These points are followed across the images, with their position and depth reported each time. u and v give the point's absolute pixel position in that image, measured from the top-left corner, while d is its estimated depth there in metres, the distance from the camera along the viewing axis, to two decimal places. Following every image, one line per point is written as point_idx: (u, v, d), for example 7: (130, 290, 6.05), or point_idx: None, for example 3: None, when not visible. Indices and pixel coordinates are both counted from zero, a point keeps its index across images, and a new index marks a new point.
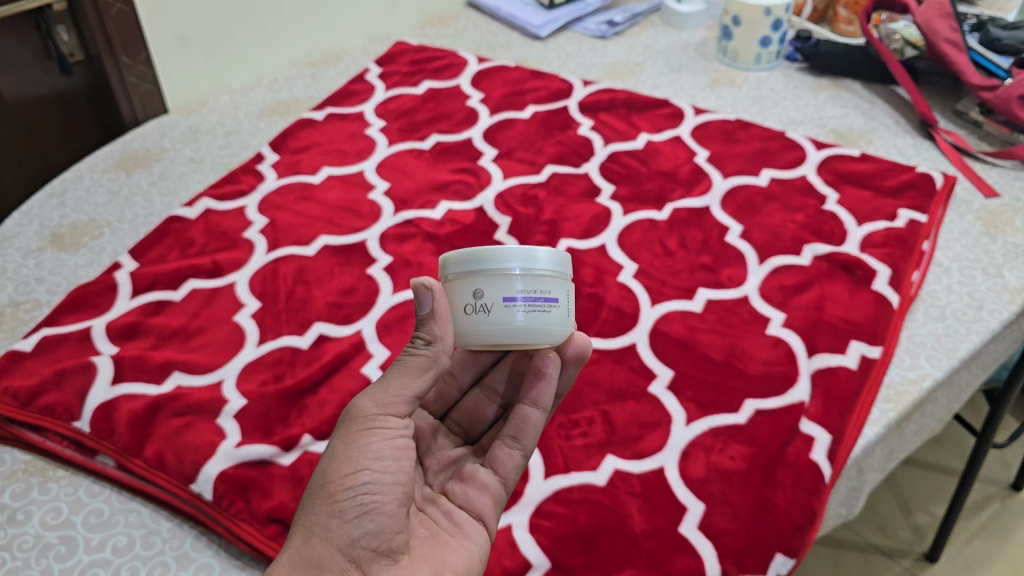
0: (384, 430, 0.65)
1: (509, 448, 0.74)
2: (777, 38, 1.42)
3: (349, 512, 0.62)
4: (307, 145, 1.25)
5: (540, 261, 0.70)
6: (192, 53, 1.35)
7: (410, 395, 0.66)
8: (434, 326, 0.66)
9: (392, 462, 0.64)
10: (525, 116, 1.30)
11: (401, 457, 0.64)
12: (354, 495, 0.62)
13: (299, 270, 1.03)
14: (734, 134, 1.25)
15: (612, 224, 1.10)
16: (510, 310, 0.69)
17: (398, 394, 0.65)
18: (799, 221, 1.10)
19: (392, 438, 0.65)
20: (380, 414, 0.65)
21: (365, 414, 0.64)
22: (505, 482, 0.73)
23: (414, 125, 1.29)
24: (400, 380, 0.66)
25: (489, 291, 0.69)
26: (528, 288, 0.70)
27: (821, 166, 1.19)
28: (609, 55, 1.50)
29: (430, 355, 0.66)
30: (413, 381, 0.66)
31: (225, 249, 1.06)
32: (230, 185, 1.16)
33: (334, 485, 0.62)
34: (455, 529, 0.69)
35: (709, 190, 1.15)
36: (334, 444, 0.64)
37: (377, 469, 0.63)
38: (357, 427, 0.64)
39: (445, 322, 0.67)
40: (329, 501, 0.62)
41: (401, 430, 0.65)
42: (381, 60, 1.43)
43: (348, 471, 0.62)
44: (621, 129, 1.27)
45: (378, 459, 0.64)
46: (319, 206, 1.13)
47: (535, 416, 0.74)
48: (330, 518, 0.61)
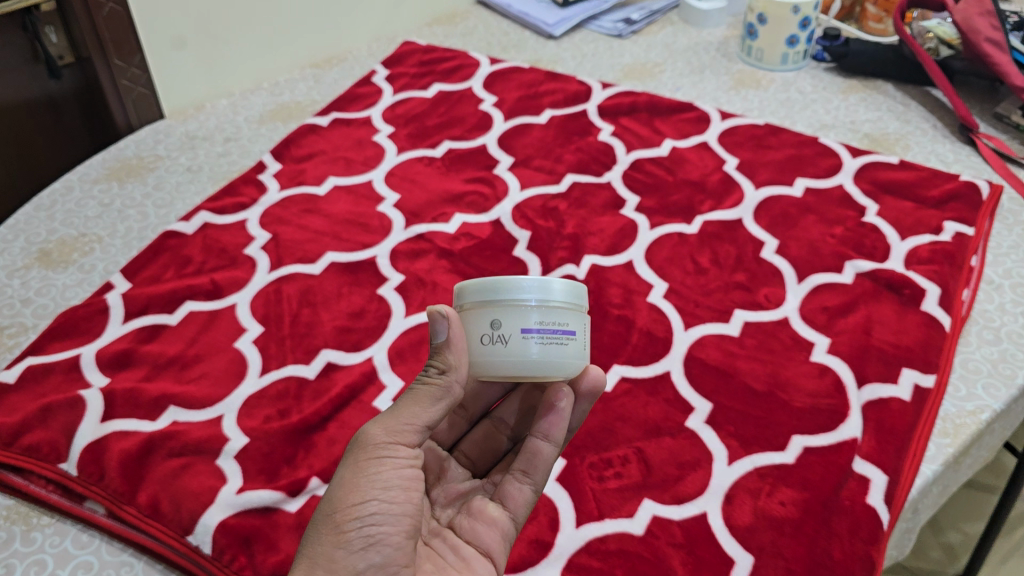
0: (393, 459, 0.59)
1: (520, 483, 0.67)
2: (805, 37, 1.34)
3: (355, 543, 0.56)
4: (311, 153, 1.17)
5: (557, 291, 0.64)
6: (188, 55, 1.28)
7: (422, 424, 0.60)
8: (449, 356, 0.61)
9: (400, 493, 0.58)
10: (541, 121, 1.22)
11: (410, 487, 0.59)
12: (361, 526, 0.56)
13: (305, 290, 0.96)
14: (765, 140, 1.17)
15: (638, 238, 1.02)
16: (528, 343, 0.63)
17: (409, 422, 0.60)
18: (839, 234, 1.03)
19: (401, 467, 0.59)
20: (389, 442, 0.59)
21: (374, 442, 0.59)
22: (516, 518, 0.67)
23: (424, 130, 1.21)
24: (411, 408, 0.60)
25: (505, 321, 0.63)
26: (545, 319, 0.64)
27: (859, 174, 1.11)
28: (627, 55, 1.42)
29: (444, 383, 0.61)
30: (425, 410, 0.60)
31: (226, 269, 0.99)
32: (229, 197, 1.09)
33: (339, 514, 0.57)
34: (462, 565, 0.63)
35: (741, 201, 1.07)
36: (340, 472, 0.59)
37: (385, 499, 0.58)
38: (365, 454, 0.59)
39: (460, 353, 0.62)
40: (334, 532, 0.56)
41: (410, 460, 0.60)
42: (388, 61, 1.36)
43: (354, 500, 0.57)
44: (645, 135, 1.19)
45: (386, 489, 0.58)
46: (325, 220, 1.06)
47: (546, 450, 0.67)
48: (334, 549, 0.56)
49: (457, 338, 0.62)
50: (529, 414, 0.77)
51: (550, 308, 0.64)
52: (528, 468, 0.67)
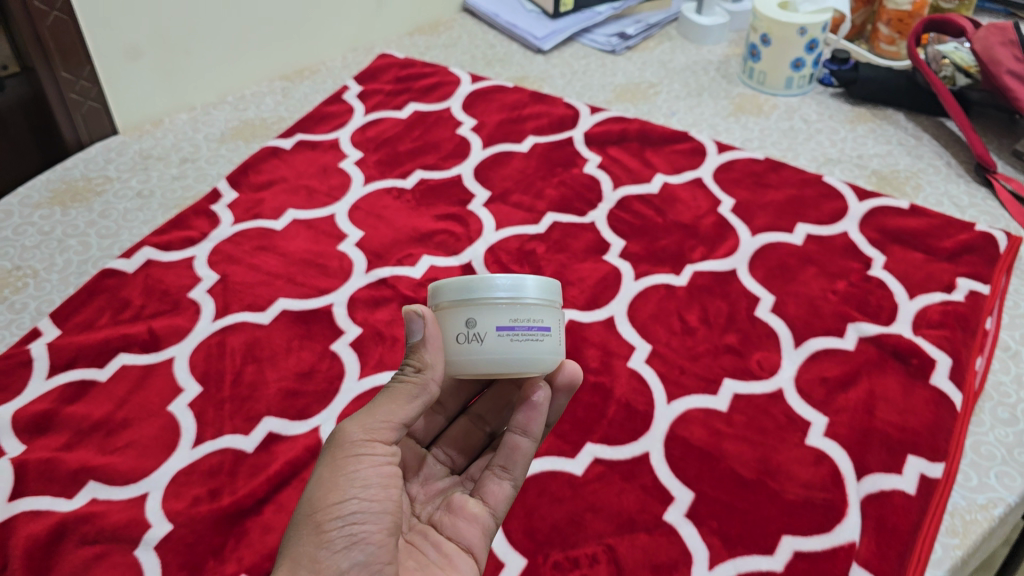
0: (370, 457, 0.58)
1: (498, 479, 0.66)
2: (811, 60, 1.24)
3: (337, 543, 0.55)
4: (271, 181, 1.09)
5: (530, 288, 0.63)
6: (144, 66, 1.18)
7: (398, 421, 0.60)
8: (426, 354, 0.61)
9: (379, 490, 0.58)
10: (523, 149, 1.13)
11: (389, 484, 0.58)
12: (342, 526, 0.56)
13: (250, 343, 0.88)
14: (765, 178, 1.07)
15: (621, 290, 0.93)
16: (504, 340, 0.61)
17: (385, 420, 0.59)
18: (841, 290, 0.93)
19: (379, 466, 0.59)
20: (366, 440, 0.59)
21: (350, 440, 0.58)
22: (495, 515, 0.65)
23: (395, 157, 1.12)
24: (386, 406, 0.60)
25: (480, 318, 0.62)
26: (519, 316, 0.62)
27: (865, 220, 1.02)
28: (620, 74, 1.32)
29: (420, 380, 0.61)
30: (401, 408, 0.60)
31: (167, 315, 0.91)
32: (178, 231, 1.01)
33: (319, 514, 0.56)
34: (445, 561, 0.62)
35: (736, 248, 0.98)
36: (318, 472, 0.58)
37: (364, 498, 0.57)
38: (342, 453, 0.58)
39: (437, 350, 0.62)
40: (315, 533, 0.56)
41: (387, 457, 0.59)
42: (362, 75, 1.26)
43: (335, 500, 0.56)
44: (634, 168, 1.10)
45: (366, 487, 0.57)
46: (280, 260, 0.97)
47: (525, 444, 0.67)
48: (316, 550, 0.55)
49: (434, 336, 0.62)
50: (507, 410, 0.76)
51: (523, 305, 0.63)
52: (507, 464, 0.66)
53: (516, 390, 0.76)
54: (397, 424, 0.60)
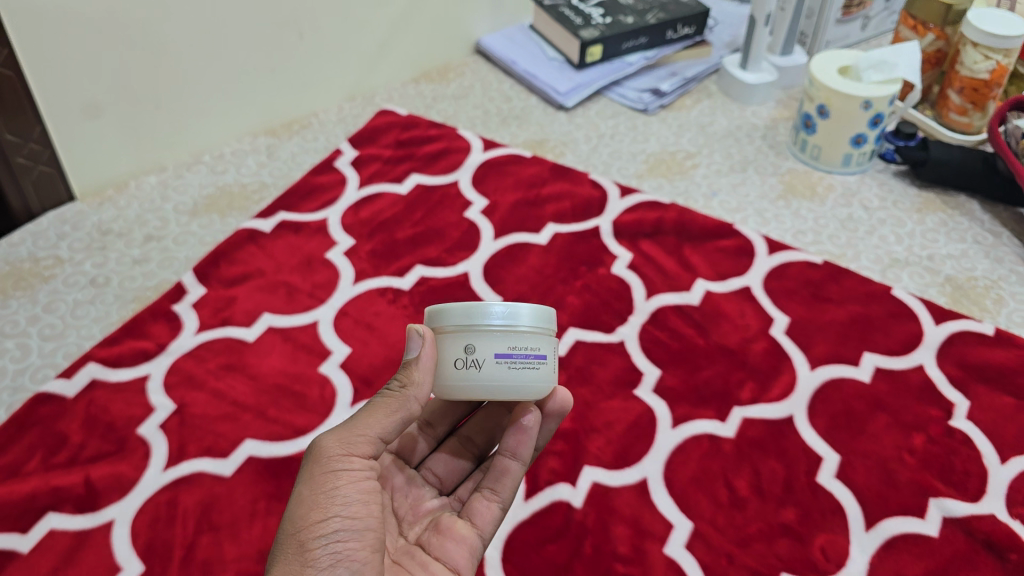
0: (350, 473, 0.58)
1: (487, 499, 0.66)
2: (874, 136, 1.06)
3: (323, 560, 0.55)
4: (246, 273, 0.93)
5: (525, 316, 0.61)
6: (106, 125, 1.02)
7: (377, 435, 0.60)
8: (415, 374, 0.61)
9: (361, 506, 0.58)
10: (541, 240, 0.97)
11: (370, 499, 0.58)
12: (327, 542, 0.55)
13: (206, 501, 0.74)
14: (823, 289, 0.91)
15: (656, 441, 0.78)
16: (499, 368, 0.61)
17: (364, 434, 0.59)
18: (918, 449, 0.78)
19: (358, 481, 0.58)
20: (344, 455, 0.58)
21: (329, 455, 0.58)
22: (482, 535, 0.65)
23: (393, 246, 0.96)
24: (364, 420, 0.60)
25: (478, 345, 0.61)
26: (515, 344, 0.61)
27: (944, 351, 0.85)
28: (653, 139, 1.16)
29: (400, 393, 0.61)
30: (380, 422, 0.60)
31: (110, 459, 0.77)
32: (132, 341, 0.86)
33: (303, 532, 0.56)
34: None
35: (792, 388, 0.82)
36: (299, 488, 0.58)
37: (347, 513, 0.57)
38: (321, 468, 0.58)
39: (429, 370, 0.62)
40: (300, 550, 0.55)
41: (366, 472, 0.59)
42: (358, 137, 1.10)
43: (319, 516, 0.56)
44: (670, 271, 0.94)
45: (347, 503, 0.57)
46: (250, 385, 0.83)
47: (514, 467, 0.66)
48: (301, 568, 0.55)
49: (429, 359, 0.62)
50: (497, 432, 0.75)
51: (520, 333, 0.62)
52: (495, 484, 0.66)
53: (506, 412, 0.75)
54: (374, 437, 0.60)
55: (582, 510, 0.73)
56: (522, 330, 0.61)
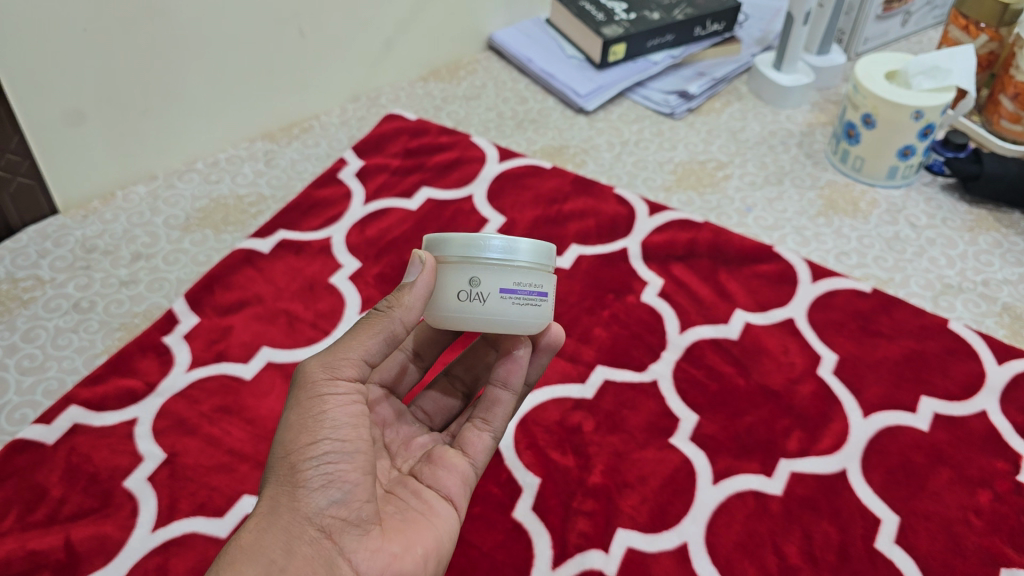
0: (337, 396, 0.56)
1: (478, 429, 0.64)
2: (923, 147, 0.98)
3: (314, 482, 0.53)
4: (243, 300, 0.86)
5: (527, 250, 0.58)
6: (91, 132, 0.93)
7: (362, 357, 0.57)
8: (407, 297, 0.57)
9: (351, 430, 0.55)
10: (564, 263, 0.90)
11: (360, 423, 0.56)
12: (318, 464, 0.54)
13: (200, 568, 0.67)
14: (873, 322, 0.84)
15: (696, 499, 0.71)
16: (502, 304, 0.57)
17: (350, 357, 0.56)
18: (985, 510, 0.70)
19: (346, 404, 0.56)
20: (329, 379, 0.56)
21: (314, 378, 0.56)
22: (475, 465, 0.63)
23: (402, 270, 0.90)
24: (350, 343, 0.57)
25: (480, 278, 0.57)
26: (518, 279, 0.58)
27: (1009, 395, 0.78)
28: (681, 146, 1.08)
29: (386, 313, 0.57)
30: (367, 344, 0.57)
31: (93, 517, 0.69)
32: (119, 379, 0.78)
33: (293, 456, 0.54)
34: (424, 507, 0.59)
35: (844, 438, 0.75)
36: (287, 412, 0.56)
37: (337, 437, 0.55)
38: (307, 393, 0.55)
39: (422, 298, 0.57)
40: (290, 473, 0.53)
41: (353, 395, 0.57)
42: (363, 145, 1.04)
43: (308, 440, 0.54)
44: (705, 300, 0.86)
45: (336, 427, 0.55)
46: (247, 430, 0.75)
47: (505, 397, 0.64)
48: (293, 491, 0.53)
49: (427, 284, 0.57)
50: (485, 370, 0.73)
51: (524, 269, 0.58)
52: (486, 414, 0.65)
53: (493, 348, 0.73)
54: (360, 359, 0.57)
55: None
56: (526, 264, 0.58)
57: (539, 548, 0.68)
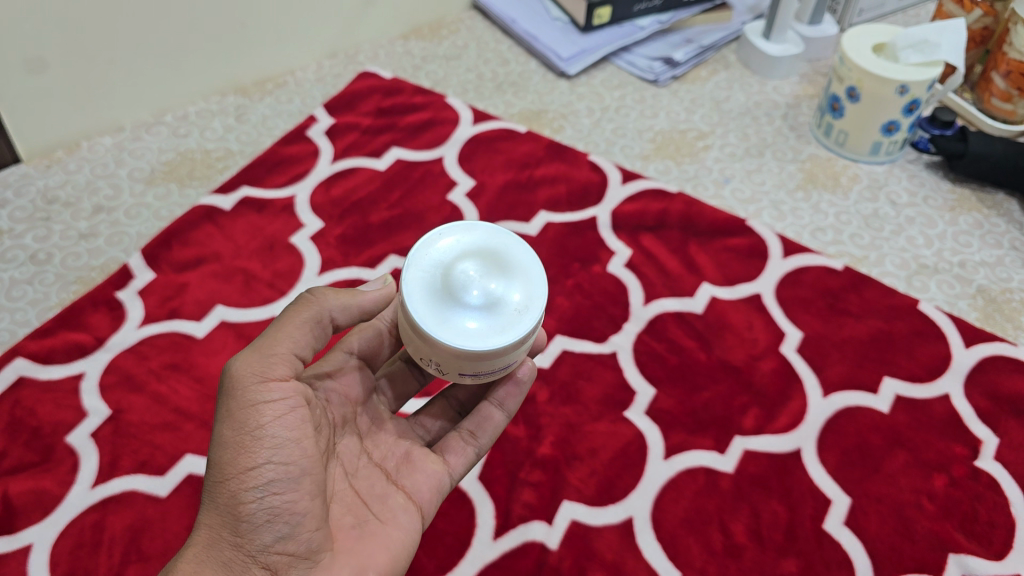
0: (274, 407, 0.53)
1: (460, 439, 0.63)
2: (909, 124, 0.94)
3: (257, 515, 0.51)
4: (201, 257, 0.85)
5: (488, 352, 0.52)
6: (53, 83, 0.89)
7: (291, 354, 0.55)
8: (332, 295, 0.58)
9: (294, 447, 0.53)
10: (532, 230, 0.88)
11: (302, 437, 0.53)
12: (261, 494, 0.51)
13: (136, 526, 0.67)
14: (842, 300, 0.82)
15: (645, 474, 0.70)
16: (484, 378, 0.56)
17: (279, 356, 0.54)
18: (939, 495, 0.69)
19: (286, 415, 0.53)
20: (261, 385, 0.53)
21: (246, 387, 0.53)
22: (453, 477, 0.61)
23: (365, 231, 0.88)
24: (277, 339, 0.55)
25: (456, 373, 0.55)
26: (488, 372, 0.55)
27: (974, 379, 0.76)
28: (662, 114, 1.05)
29: (315, 300, 0.57)
30: (293, 337, 0.56)
31: (32, 472, 0.69)
32: (68, 334, 0.78)
33: (231, 482, 0.51)
34: (386, 513, 0.57)
35: (801, 417, 0.74)
36: (221, 427, 0.53)
37: (278, 458, 0.52)
38: (239, 403, 0.52)
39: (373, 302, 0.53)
40: (231, 503, 0.51)
41: (291, 401, 0.54)
42: (335, 103, 1.02)
43: (247, 465, 0.51)
44: (673, 272, 0.85)
45: (277, 447, 0.52)
46: (195, 389, 0.75)
47: (499, 416, 0.63)
48: (235, 523, 0.51)
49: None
50: None
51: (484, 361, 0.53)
52: (475, 427, 0.63)
53: None
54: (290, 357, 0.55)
55: (558, 553, 0.65)
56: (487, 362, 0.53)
57: (482, 518, 0.67)
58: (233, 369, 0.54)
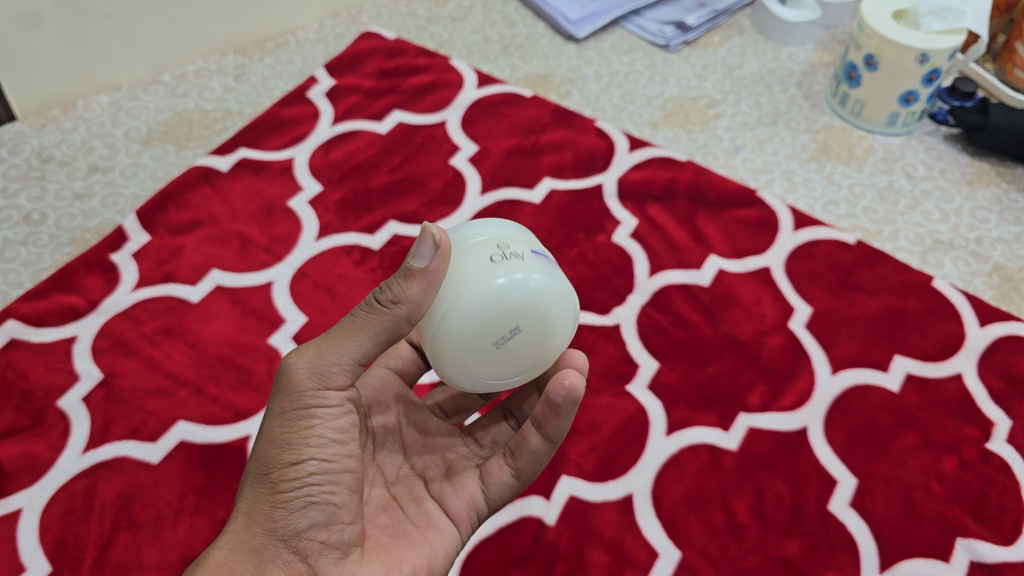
0: (325, 409, 0.49)
1: (500, 460, 0.55)
2: (927, 95, 0.91)
3: (294, 503, 0.48)
4: (197, 220, 0.83)
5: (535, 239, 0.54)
6: (48, 38, 0.87)
7: (357, 362, 0.49)
8: (414, 285, 0.47)
9: (337, 445, 0.49)
10: (535, 198, 0.86)
11: (348, 438, 0.50)
12: (300, 485, 0.48)
13: (127, 493, 0.66)
14: (854, 275, 0.80)
15: (646, 450, 0.68)
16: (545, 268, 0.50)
17: (341, 363, 0.48)
18: (948, 477, 0.67)
19: (335, 416, 0.49)
20: (318, 389, 0.48)
21: (300, 389, 0.48)
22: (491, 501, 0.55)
23: (365, 196, 0.86)
24: (338, 341, 0.48)
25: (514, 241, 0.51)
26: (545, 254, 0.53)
27: (988, 358, 0.74)
28: (673, 80, 1.02)
29: (387, 309, 0.47)
30: (362, 345, 0.48)
31: (23, 436, 0.68)
32: (60, 296, 0.76)
33: (274, 473, 0.48)
34: (422, 518, 0.54)
35: (809, 395, 0.72)
36: (268, 420, 0.49)
37: (323, 456, 0.49)
38: (292, 403, 0.48)
39: (428, 288, 0.47)
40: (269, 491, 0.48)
41: (343, 404, 0.50)
42: (336, 63, 0.99)
43: (291, 458, 0.48)
44: (680, 244, 0.82)
45: (323, 445, 0.49)
46: (189, 354, 0.73)
47: (536, 439, 0.53)
48: (271, 509, 0.48)
49: (438, 271, 0.47)
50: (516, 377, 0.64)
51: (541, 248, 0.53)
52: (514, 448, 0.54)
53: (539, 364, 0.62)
54: (351, 364, 0.49)
55: (555, 529, 0.64)
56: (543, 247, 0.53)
57: None
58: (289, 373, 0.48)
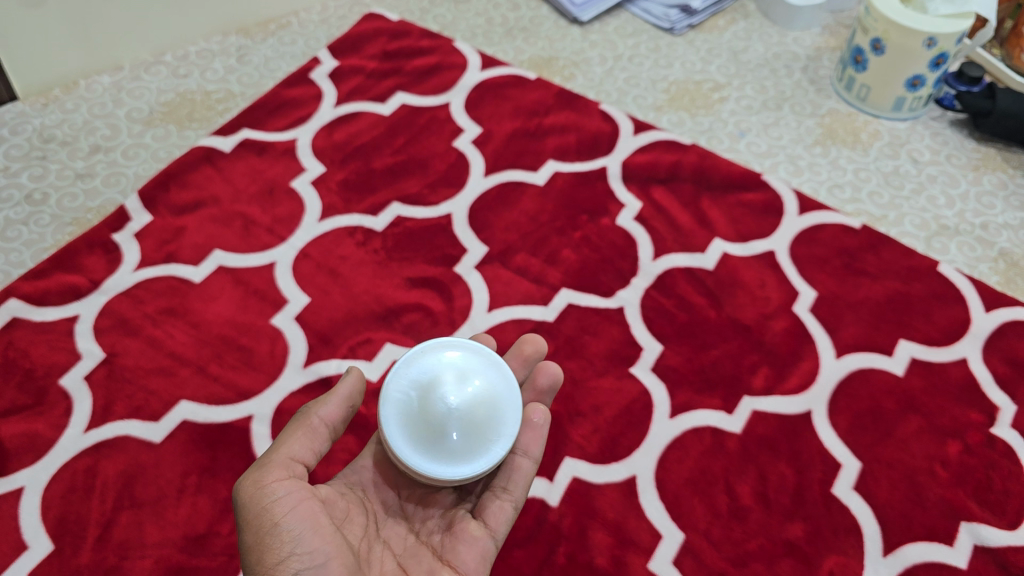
0: (281, 500, 0.50)
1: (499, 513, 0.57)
2: (934, 79, 0.90)
3: None
4: (200, 200, 0.83)
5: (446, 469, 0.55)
6: (50, 16, 0.86)
7: (291, 456, 0.53)
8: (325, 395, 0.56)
9: (311, 536, 0.50)
10: (539, 179, 0.86)
11: (319, 525, 0.50)
12: None
13: (129, 472, 0.66)
14: (859, 260, 0.79)
15: (650, 432, 0.68)
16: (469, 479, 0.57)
17: (275, 461, 0.52)
18: (952, 462, 0.67)
19: (297, 506, 0.50)
20: (264, 488, 0.50)
21: (254, 497, 0.50)
22: (496, 539, 0.57)
23: (368, 177, 0.86)
24: (272, 450, 0.53)
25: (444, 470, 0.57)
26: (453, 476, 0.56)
27: (993, 343, 0.74)
28: (677, 64, 1.02)
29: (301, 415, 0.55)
30: (289, 443, 0.53)
31: (24, 415, 0.68)
32: (61, 276, 0.76)
33: None
34: None
35: (813, 378, 0.72)
36: (242, 537, 0.50)
37: (302, 550, 0.49)
38: (251, 512, 0.50)
39: (335, 398, 0.56)
40: None
41: (300, 494, 0.51)
42: (339, 45, 0.98)
43: (274, 560, 0.49)
44: (684, 227, 0.82)
45: (297, 539, 0.49)
46: (191, 334, 0.73)
47: (526, 465, 0.59)
48: None
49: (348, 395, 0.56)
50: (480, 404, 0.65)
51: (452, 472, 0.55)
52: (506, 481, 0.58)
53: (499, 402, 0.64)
54: (289, 460, 0.53)
55: (558, 510, 0.64)
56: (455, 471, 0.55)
57: None
58: (241, 498, 0.51)
